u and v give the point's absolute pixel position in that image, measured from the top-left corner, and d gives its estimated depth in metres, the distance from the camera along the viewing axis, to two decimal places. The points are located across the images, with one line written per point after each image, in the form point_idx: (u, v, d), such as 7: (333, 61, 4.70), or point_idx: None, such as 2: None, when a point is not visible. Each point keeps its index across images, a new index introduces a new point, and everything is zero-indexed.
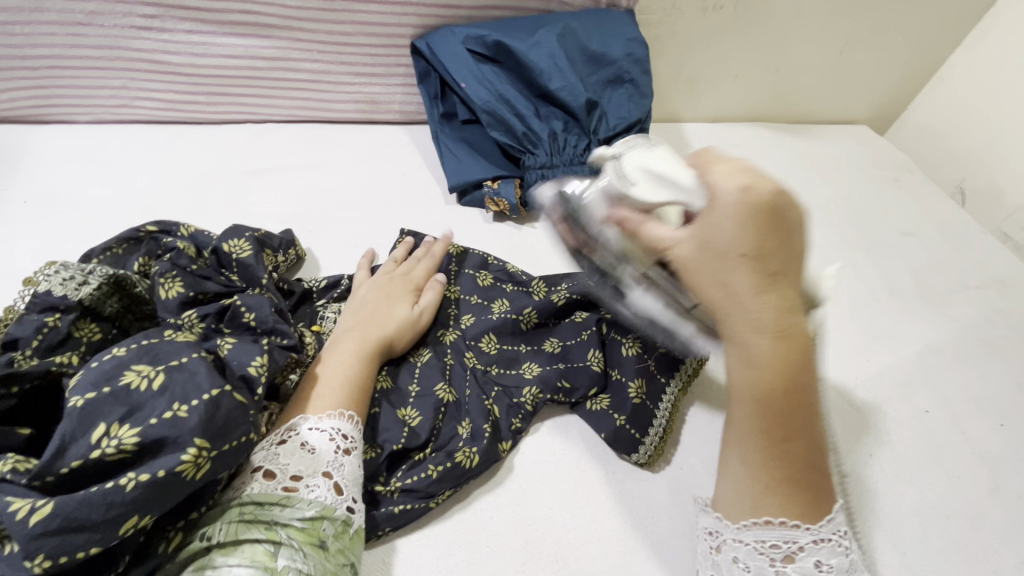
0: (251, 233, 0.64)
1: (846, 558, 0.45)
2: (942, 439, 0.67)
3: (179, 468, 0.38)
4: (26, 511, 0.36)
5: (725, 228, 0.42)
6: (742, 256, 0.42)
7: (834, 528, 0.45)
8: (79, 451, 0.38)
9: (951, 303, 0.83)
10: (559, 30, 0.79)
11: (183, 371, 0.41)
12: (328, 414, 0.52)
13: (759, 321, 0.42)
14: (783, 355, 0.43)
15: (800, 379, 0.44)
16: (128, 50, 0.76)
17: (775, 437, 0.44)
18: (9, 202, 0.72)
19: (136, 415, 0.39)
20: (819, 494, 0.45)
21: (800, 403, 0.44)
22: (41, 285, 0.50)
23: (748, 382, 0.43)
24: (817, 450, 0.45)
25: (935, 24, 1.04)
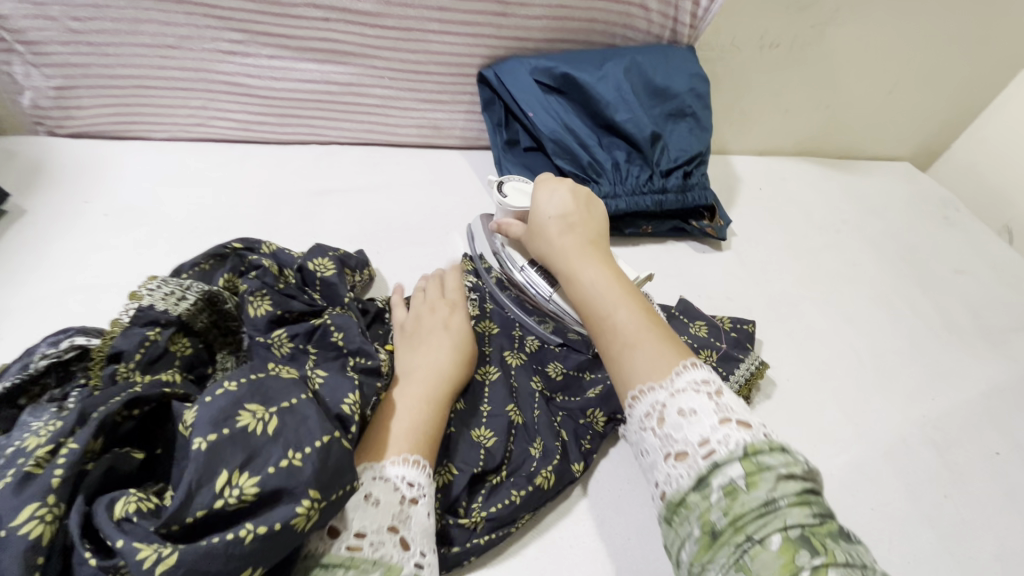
0: (334, 252, 0.66)
1: (710, 399, 0.45)
2: (1016, 482, 0.66)
3: (294, 520, 0.39)
4: (153, 560, 0.35)
5: (538, 198, 0.66)
6: (544, 214, 0.64)
7: (688, 379, 0.46)
8: (203, 500, 0.38)
9: (1012, 343, 0.83)
10: (625, 64, 0.81)
11: (294, 416, 0.42)
12: (393, 461, 0.49)
13: (565, 251, 0.61)
14: (591, 266, 0.58)
15: (615, 280, 0.56)
16: (212, 72, 0.79)
17: (602, 318, 0.54)
18: (90, 214, 0.73)
19: (254, 462, 0.40)
20: (669, 356, 0.48)
21: (617, 289, 0.55)
22: (145, 299, 0.52)
23: (575, 289, 0.58)
24: (652, 322, 0.52)
25: (984, 67, 1.05)
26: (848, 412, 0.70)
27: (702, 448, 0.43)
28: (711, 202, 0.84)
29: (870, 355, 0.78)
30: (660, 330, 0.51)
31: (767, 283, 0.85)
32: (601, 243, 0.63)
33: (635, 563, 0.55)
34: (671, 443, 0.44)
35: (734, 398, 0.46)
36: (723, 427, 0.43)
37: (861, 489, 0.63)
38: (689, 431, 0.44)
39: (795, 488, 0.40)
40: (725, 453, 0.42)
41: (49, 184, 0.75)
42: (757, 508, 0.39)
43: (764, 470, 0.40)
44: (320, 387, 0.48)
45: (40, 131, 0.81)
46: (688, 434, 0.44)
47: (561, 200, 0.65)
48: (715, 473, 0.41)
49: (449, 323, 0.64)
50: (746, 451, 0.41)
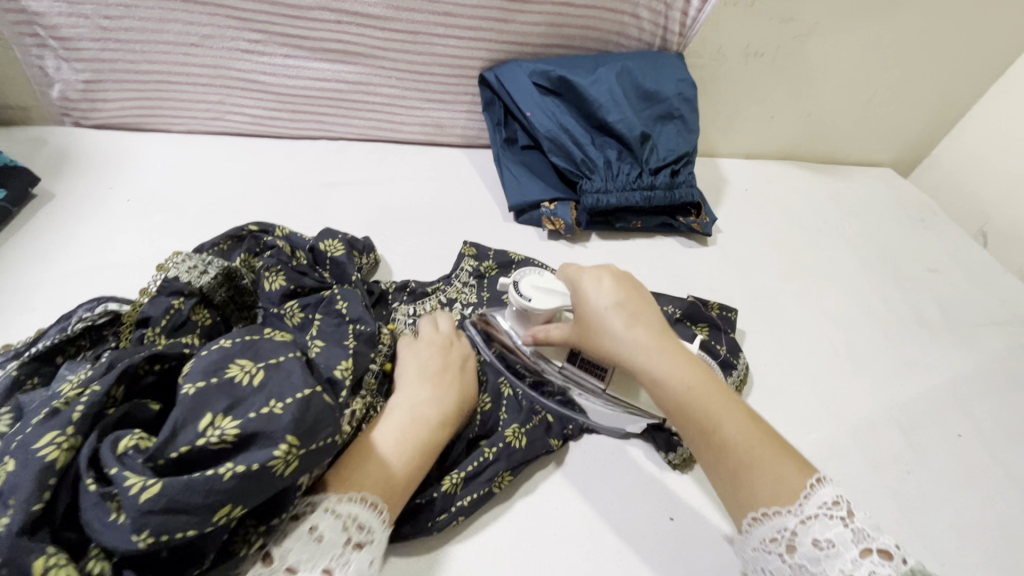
0: (344, 236, 0.71)
1: (846, 526, 0.43)
2: (975, 462, 0.71)
3: (270, 462, 0.39)
4: (139, 487, 0.36)
5: (588, 288, 0.58)
6: (602, 308, 0.57)
7: (817, 501, 0.45)
8: (186, 439, 0.39)
9: (979, 337, 0.87)
10: (617, 69, 0.86)
11: (279, 370, 0.44)
12: (351, 497, 0.47)
13: (641, 345, 0.54)
14: (676, 365, 0.53)
15: (705, 382, 0.52)
16: (230, 70, 0.84)
17: (704, 439, 0.50)
18: (114, 199, 0.78)
19: (237, 408, 0.41)
20: (793, 471, 0.47)
21: (715, 395, 0.51)
22: (171, 271, 0.57)
23: (665, 397, 0.52)
24: (761, 432, 0.49)
25: (959, 79, 1.11)
26: (821, 396, 0.75)
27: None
28: (698, 200, 0.90)
29: (844, 345, 0.83)
30: (772, 442, 0.49)
31: (749, 277, 0.90)
32: (667, 329, 0.57)
33: (616, 525, 0.59)
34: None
35: (865, 516, 0.45)
36: (866, 561, 0.42)
37: (830, 465, 0.68)
38: (829, 566, 0.42)
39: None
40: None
41: (76, 170, 0.80)
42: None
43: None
44: (317, 354, 0.54)
45: (66, 122, 0.86)
46: (829, 570, 0.42)
47: (614, 287, 0.58)
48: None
49: (461, 366, 0.62)
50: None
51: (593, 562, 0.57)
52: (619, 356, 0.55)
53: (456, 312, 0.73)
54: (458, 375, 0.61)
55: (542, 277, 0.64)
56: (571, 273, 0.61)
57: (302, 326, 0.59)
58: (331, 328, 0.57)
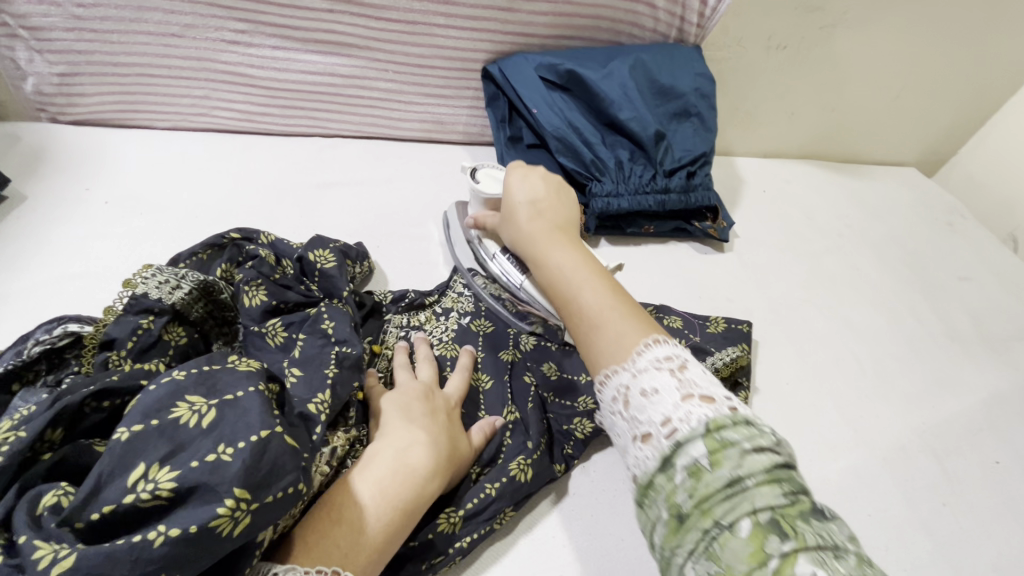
0: (335, 245, 0.66)
1: (673, 376, 0.42)
2: (1015, 491, 0.66)
3: (213, 523, 0.34)
4: (47, 561, 0.32)
5: (511, 183, 0.65)
6: (515, 202, 0.63)
7: (651, 357, 0.44)
8: (112, 496, 0.35)
9: (1014, 351, 0.82)
10: (630, 62, 0.80)
11: (235, 408, 0.38)
12: (320, 571, 0.41)
13: (536, 233, 0.60)
14: (564, 250, 0.57)
15: (586, 263, 0.55)
16: (216, 62, 0.78)
17: (569, 303, 0.53)
18: (90, 201, 0.73)
19: (178, 456, 0.36)
20: (635, 331, 0.47)
21: (587, 268, 0.54)
22: (138, 287, 0.51)
23: (545, 274, 0.57)
24: (621, 302, 0.50)
25: (993, 73, 1.04)
26: (848, 417, 0.70)
27: (665, 427, 0.40)
28: (715, 203, 0.84)
29: (870, 361, 0.77)
30: (628, 309, 0.50)
31: (769, 286, 0.85)
32: (570, 228, 0.62)
33: (629, 564, 0.54)
34: (637, 425, 0.42)
35: (700, 370, 0.43)
36: (685, 404, 0.40)
37: (858, 495, 0.63)
38: (653, 411, 0.41)
39: (763, 463, 0.37)
40: (687, 431, 0.39)
41: (50, 170, 0.75)
42: (722, 489, 0.36)
43: (728, 445, 0.37)
44: (294, 383, 0.49)
45: (42, 118, 0.81)
46: (652, 414, 0.41)
47: (533, 185, 0.64)
48: (679, 452, 0.39)
49: (447, 413, 0.56)
50: (709, 427, 0.39)
51: None
52: (519, 244, 0.62)
53: (452, 321, 0.68)
54: (445, 422, 0.55)
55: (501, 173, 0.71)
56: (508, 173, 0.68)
57: (284, 347, 0.54)
58: (314, 349, 0.52)
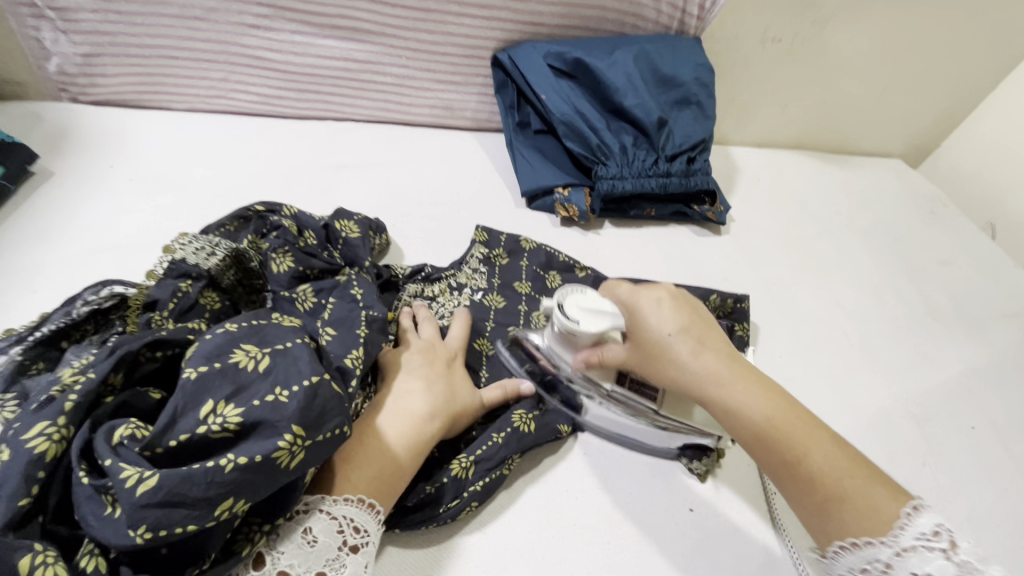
0: (359, 217, 0.70)
1: (948, 559, 0.40)
2: (988, 453, 0.71)
3: (274, 454, 0.38)
4: (134, 480, 0.35)
5: (640, 307, 0.52)
6: (661, 337, 0.51)
7: (916, 532, 0.42)
8: (187, 426, 0.38)
9: (990, 330, 0.87)
10: (634, 51, 0.84)
11: (287, 356, 0.42)
12: (346, 499, 0.46)
13: (709, 369, 0.49)
14: (753, 392, 0.48)
15: (782, 405, 0.48)
16: (236, 46, 0.81)
17: (787, 470, 0.46)
18: (115, 178, 0.76)
19: (241, 395, 0.40)
20: (882, 496, 0.44)
21: (790, 417, 0.47)
22: (178, 253, 0.55)
23: (742, 427, 0.48)
24: (852, 459, 0.46)
25: (975, 69, 1.10)
26: (836, 387, 0.75)
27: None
28: (713, 188, 0.88)
29: (858, 337, 0.82)
30: (857, 468, 0.45)
31: (763, 267, 0.89)
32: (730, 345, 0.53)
33: (637, 515, 0.58)
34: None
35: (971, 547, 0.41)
36: None
37: None
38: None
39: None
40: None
41: (75, 147, 0.78)
42: None
43: None
44: (329, 342, 0.51)
45: (63, 98, 0.83)
46: None
47: (671, 310, 0.52)
48: None
49: (447, 363, 0.60)
50: None
51: (613, 551, 0.55)
52: (685, 387, 0.50)
53: (465, 296, 0.72)
54: (447, 371, 0.59)
55: (586, 295, 0.57)
56: (625, 295, 0.54)
57: (314, 311, 0.57)
58: (343, 312, 0.55)
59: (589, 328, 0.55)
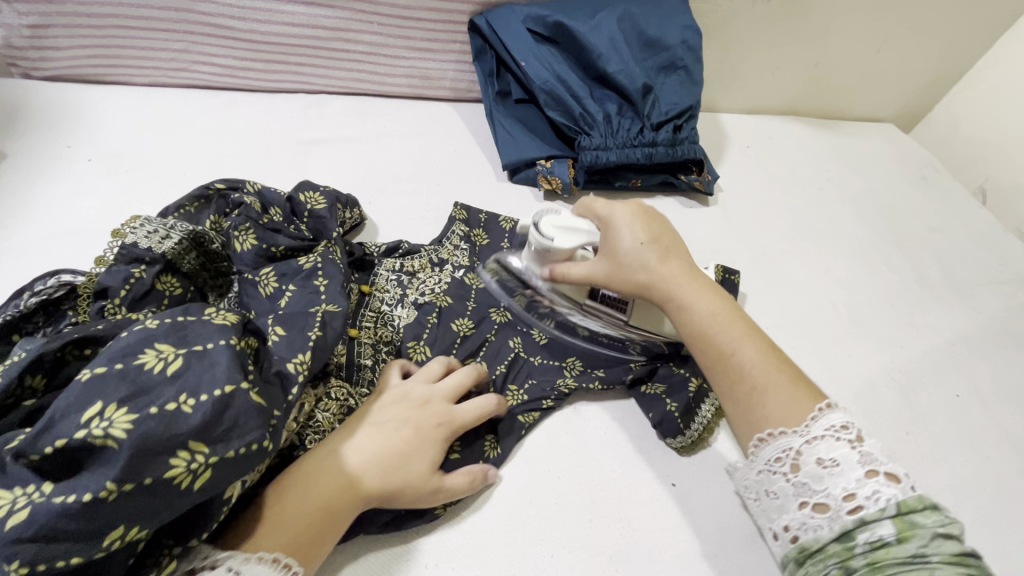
0: (325, 189, 0.67)
1: (853, 448, 0.44)
2: (972, 421, 0.71)
3: (170, 475, 0.37)
4: (4, 513, 0.34)
5: (615, 223, 0.58)
6: (631, 247, 0.57)
7: (825, 423, 0.46)
8: (64, 431, 0.36)
9: (979, 297, 0.87)
10: (618, 14, 0.81)
11: (203, 361, 0.41)
12: (259, 558, 0.43)
13: (671, 278, 0.56)
14: (703, 296, 0.55)
15: (731, 313, 0.54)
16: (196, 14, 0.76)
17: (719, 364, 0.52)
18: (73, 159, 0.72)
19: (137, 400, 0.38)
20: (803, 394, 0.49)
21: (736, 323, 0.54)
22: (128, 237, 0.53)
23: (689, 325, 0.54)
24: (778, 362, 0.51)
25: (970, 28, 1.07)
26: (823, 358, 0.74)
27: (847, 501, 0.42)
28: (700, 157, 0.85)
29: (846, 307, 0.81)
30: (789, 372, 0.51)
31: (751, 237, 0.88)
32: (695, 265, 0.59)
33: (620, 491, 0.58)
34: (808, 492, 0.44)
35: (876, 444, 0.45)
36: (871, 481, 0.42)
37: None
38: (832, 483, 0.43)
39: (951, 545, 0.39)
40: (874, 511, 0.41)
41: (28, 127, 0.74)
42: (905, 559, 0.39)
43: (917, 526, 0.40)
44: (274, 343, 0.49)
45: (15, 73, 0.79)
46: (830, 486, 0.43)
47: (641, 223, 0.59)
48: (862, 528, 0.41)
49: (416, 430, 0.53)
50: (899, 509, 0.41)
51: (594, 530, 0.55)
52: (649, 289, 0.57)
53: (446, 274, 0.68)
54: (407, 441, 0.52)
55: (561, 216, 0.60)
56: (602, 212, 0.60)
57: (272, 298, 0.55)
58: (298, 307, 0.53)
59: (565, 245, 0.58)
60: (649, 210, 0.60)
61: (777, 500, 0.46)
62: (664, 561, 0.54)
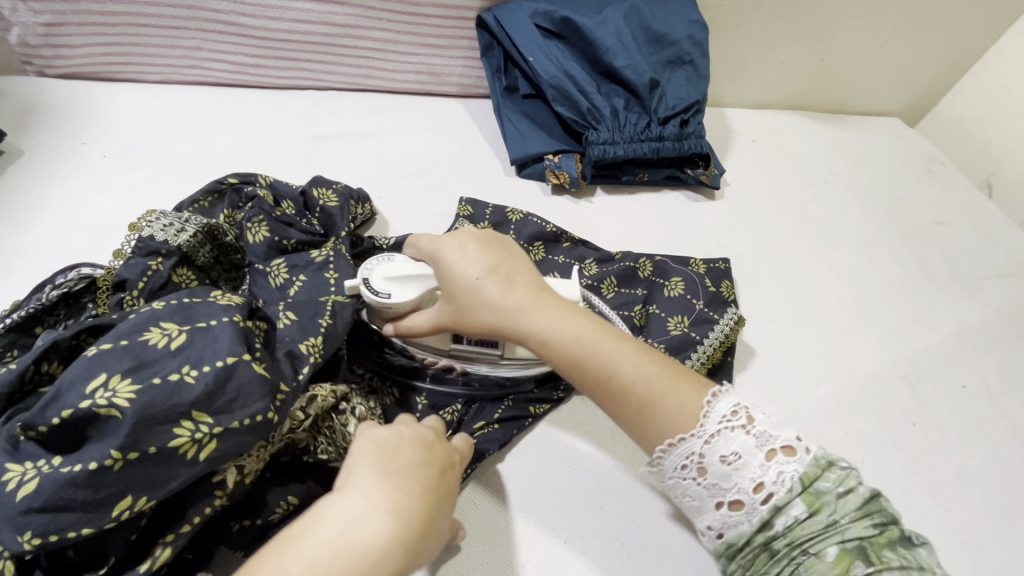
0: (338, 185, 0.68)
1: (748, 434, 0.44)
2: (978, 412, 0.72)
3: (174, 444, 0.38)
4: (15, 483, 0.36)
5: (448, 262, 0.51)
6: (471, 286, 0.50)
7: (717, 416, 0.44)
8: (71, 401, 0.38)
9: (984, 290, 0.87)
10: (625, 9, 0.81)
11: (206, 335, 0.42)
12: None
13: (522, 306, 0.49)
14: (560, 318, 0.49)
15: (595, 324, 0.49)
16: (207, 11, 0.77)
17: (607, 394, 0.47)
18: (88, 155, 0.73)
19: (140, 372, 0.39)
20: (685, 388, 0.46)
21: (603, 334, 0.48)
22: (145, 230, 0.54)
23: (559, 355, 0.48)
24: (654, 363, 0.48)
25: (976, 22, 1.07)
26: (829, 350, 0.75)
27: (757, 493, 0.43)
28: (706, 151, 0.86)
29: (852, 300, 0.82)
30: (666, 370, 0.48)
31: (757, 231, 0.88)
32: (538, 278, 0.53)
33: (631, 480, 0.58)
34: (722, 492, 0.44)
35: (762, 417, 0.45)
36: (772, 463, 0.43)
37: (837, 418, 0.68)
38: (740, 478, 0.43)
39: (853, 502, 0.42)
40: (783, 494, 0.42)
41: (44, 123, 0.75)
42: (821, 530, 0.41)
43: (823, 495, 0.42)
44: (286, 326, 0.51)
45: (30, 71, 0.80)
46: (741, 481, 0.43)
47: (471, 255, 0.52)
48: (778, 514, 0.42)
49: (440, 471, 0.45)
50: (802, 482, 0.42)
51: (605, 518, 0.55)
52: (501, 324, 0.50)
53: None
54: (434, 483, 0.44)
55: (392, 264, 0.55)
56: (428, 245, 0.54)
57: (283, 287, 0.56)
58: (309, 295, 0.54)
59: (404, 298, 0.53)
60: (475, 238, 0.53)
61: (696, 504, 0.45)
62: (677, 548, 0.54)
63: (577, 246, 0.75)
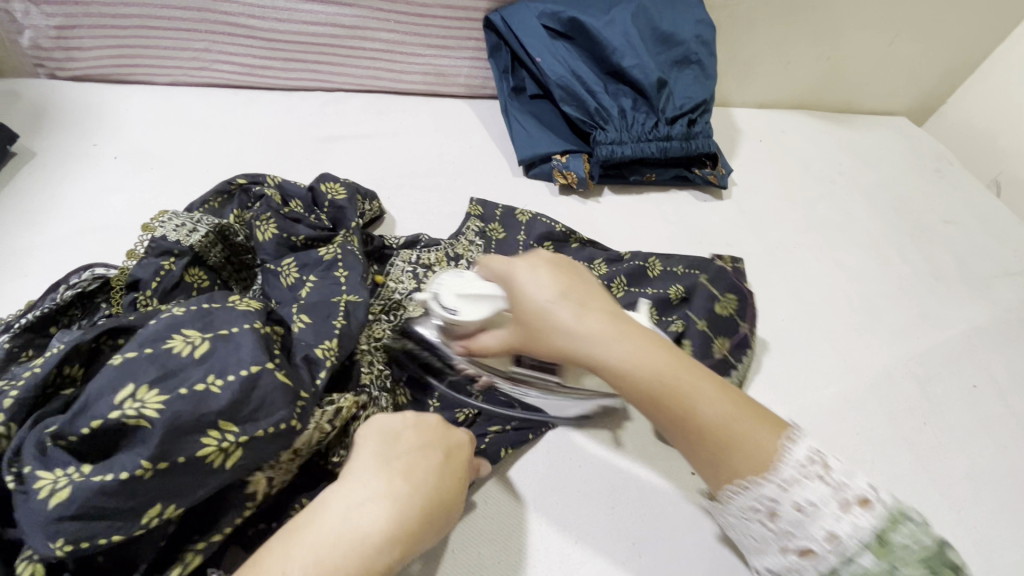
0: (345, 181, 0.68)
1: (824, 483, 0.43)
2: (989, 411, 0.71)
3: (202, 454, 0.39)
4: (48, 492, 0.36)
5: (520, 282, 0.49)
6: (544, 308, 0.47)
7: (796, 462, 0.44)
8: (100, 412, 0.38)
9: (994, 289, 0.87)
10: (632, 10, 0.81)
11: (229, 343, 0.43)
12: None
13: (598, 335, 0.46)
14: (640, 350, 0.46)
15: (673, 358, 0.46)
16: (216, 13, 0.77)
17: (683, 432, 0.45)
18: (99, 157, 0.74)
19: (168, 380, 0.40)
20: (765, 432, 0.45)
21: (681, 370, 0.46)
22: (158, 231, 0.55)
23: (635, 389, 0.45)
24: (735, 402, 0.46)
25: (984, 20, 1.07)
26: (839, 350, 0.75)
27: (828, 543, 0.42)
28: (713, 151, 0.86)
29: (860, 299, 0.82)
30: (747, 411, 0.45)
31: (765, 230, 0.88)
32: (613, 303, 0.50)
33: (640, 480, 0.59)
34: (791, 538, 0.44)
35: (839, 466, 0.45)
36: (847, 514, 0.42)
37: (847, 417, 0.68)
38: (813, 527, 0.42)
39: (922, 557, 0.41)
40: (854, 546, 0.42)
41: (56, 125, 0.76)
42: None
43: (892, 548, 0.42)
44: (301, 330, 0.51)
45: (40, 73, 0.81)
46: (813, 530, 0.42)
47: (544, 277, 0.49)
48: (846, 565, 0.41)
49: (445, 456, 0.46)
50: (876, 537, 0.42)
51: (616, 517, 0.56)
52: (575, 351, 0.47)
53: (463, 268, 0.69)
54: (439, 471, 0.45)
55: (468, 281, 0.53)
56: (501, 266, 0.51)
57: (292, 288, 0.56)
58: (320, 297, 0.54)
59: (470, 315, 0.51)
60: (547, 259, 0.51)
61: (760, 542, 0.46)
62: (686, 547, 0.55)
63: (585, 246, 0.75)
